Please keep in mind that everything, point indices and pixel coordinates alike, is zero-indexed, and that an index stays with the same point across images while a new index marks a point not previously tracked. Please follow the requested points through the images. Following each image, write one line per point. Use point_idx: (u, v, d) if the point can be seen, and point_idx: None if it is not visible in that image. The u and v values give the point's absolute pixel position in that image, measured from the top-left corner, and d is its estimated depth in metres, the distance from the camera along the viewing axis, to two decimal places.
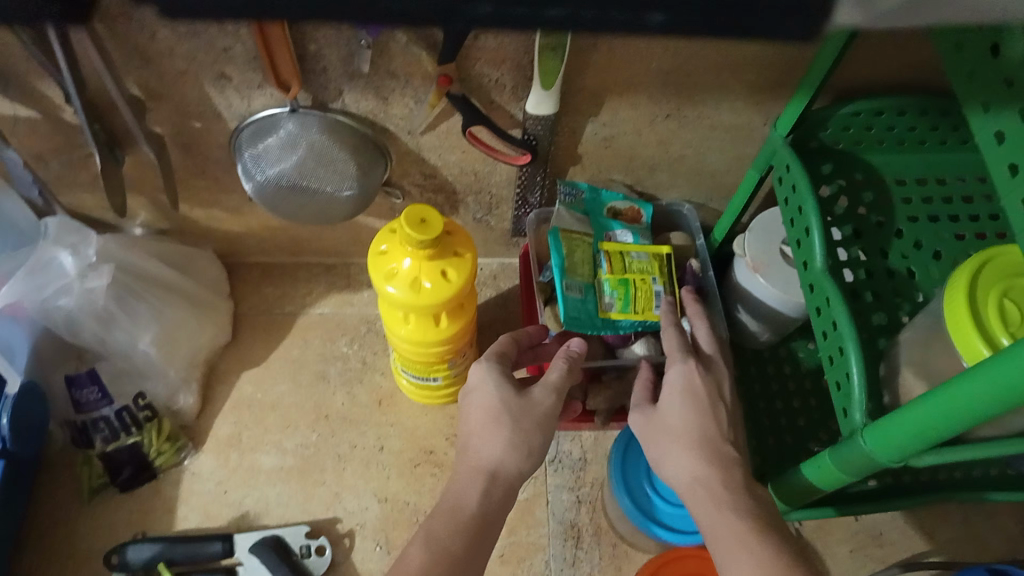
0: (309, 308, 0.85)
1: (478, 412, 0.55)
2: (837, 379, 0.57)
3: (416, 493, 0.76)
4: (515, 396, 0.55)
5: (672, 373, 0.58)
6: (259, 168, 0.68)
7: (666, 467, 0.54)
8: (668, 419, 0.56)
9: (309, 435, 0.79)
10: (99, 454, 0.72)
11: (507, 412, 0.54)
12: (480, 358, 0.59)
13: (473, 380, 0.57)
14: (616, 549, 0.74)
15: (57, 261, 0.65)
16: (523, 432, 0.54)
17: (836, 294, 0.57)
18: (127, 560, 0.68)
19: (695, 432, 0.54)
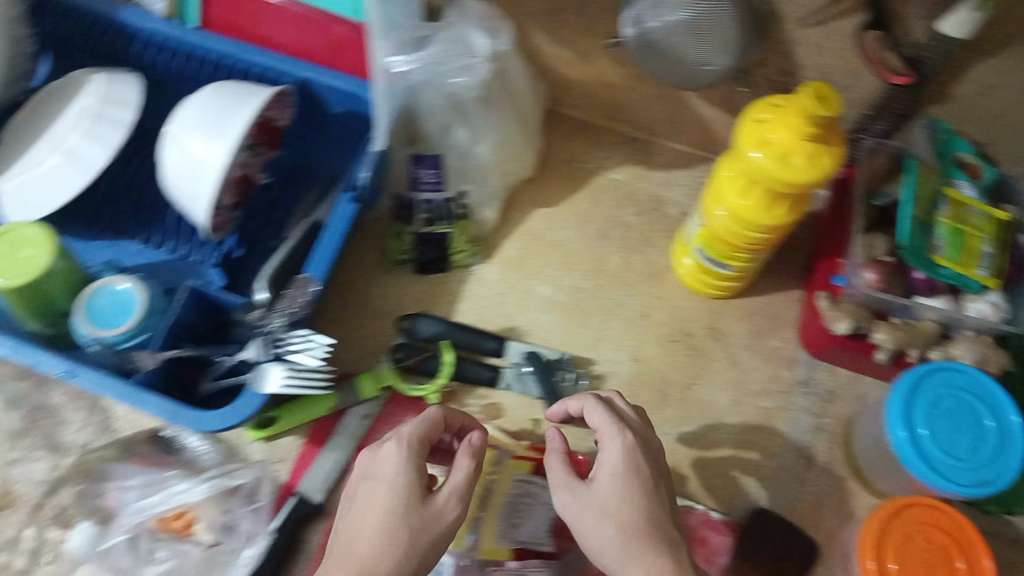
0: (608, 170, 0.87)
1: (385, 503, 0.55)
2: None
3: (669, 367, 0.79)
4: (416, 510, 0.56)
5: (607, 449, 0.59)
6: (645, 16, 0.68)
7: (588, 538, 0.56)
8: (600, 499, 0.57)
9: (583, 281, 0.83)
10: (415, 231, 0.79)
11: (403, 527, 0.55)
12: (397, 436, 0.58)
13: (386, 468, 0.57)
14: (844, 481, 0.76)
15: (469, 39, 0.65)
16: (414, 550, 0.54)
17: None
18: (417, 329, 0.76)
19: (626, 521, 0.56)
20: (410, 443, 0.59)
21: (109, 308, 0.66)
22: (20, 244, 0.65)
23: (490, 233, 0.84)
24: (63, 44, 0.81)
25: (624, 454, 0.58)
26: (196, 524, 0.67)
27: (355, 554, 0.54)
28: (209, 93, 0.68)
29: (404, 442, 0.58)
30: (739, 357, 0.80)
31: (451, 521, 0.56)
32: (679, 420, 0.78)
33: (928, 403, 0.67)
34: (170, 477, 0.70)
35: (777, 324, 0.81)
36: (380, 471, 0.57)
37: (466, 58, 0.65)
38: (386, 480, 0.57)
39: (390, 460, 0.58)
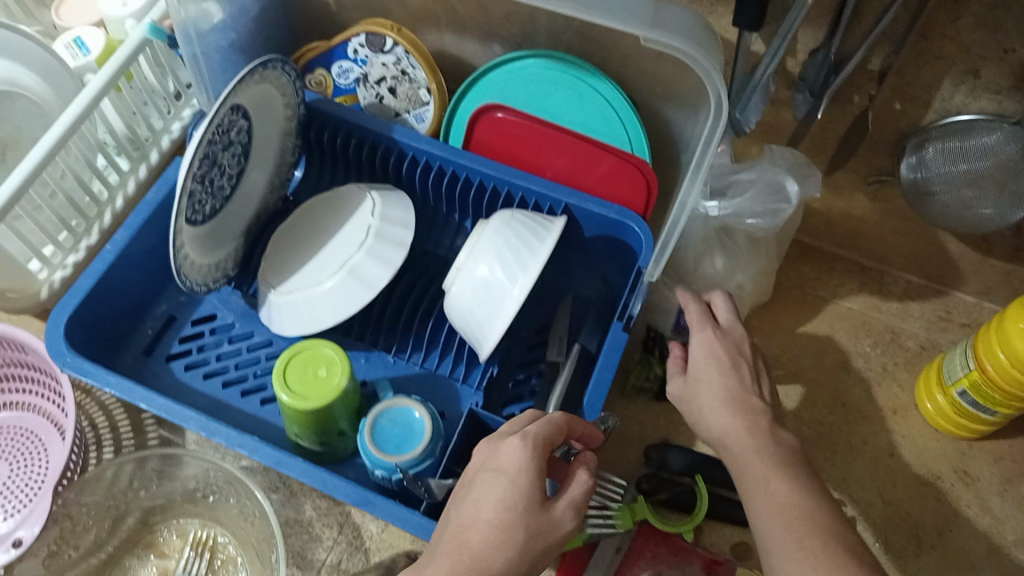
0: (840, 298, 0.87)
1: (503, 503, 0.53)
2: None
3: (921, 509, 0.76)
4: (534, 511, 0.53)
5: (697, 340, 0.65)
6: (934, 162, 0.71)
7: (701, 424, 0.62)
8: (700, 386, 0.63)
9: (824, 413, 0.81)
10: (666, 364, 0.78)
11: (516, 524, 0.52)
12: (521, 435, 0.55)
13: (508, 463, 0.54)
14: None
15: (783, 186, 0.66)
16: (526, 555, 0.52)
17: None
18: (666, 460, 0.74)
19: (721, 390, 0.62)
20: (534, 443, 0.55)
21: (397, 432, 0.65)
22: (316, 363, 0.65)
23: None
24: (323, 153, 0.84)
25: (711, 342, 0.65)
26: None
27: (468, 543, 0.52)
28: (502, 223, 0.68)
29: (528, 442, 0.55)
30: (993, 504, 0.77)
31: (566, 530, 0.54)
32: (935, 569, 0.74)
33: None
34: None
35: None
36: (499, 466, 0.54)
37: (776, 203, 0.65)
38: (507, 476, 0.54)
39: (512, 456, 0.55)
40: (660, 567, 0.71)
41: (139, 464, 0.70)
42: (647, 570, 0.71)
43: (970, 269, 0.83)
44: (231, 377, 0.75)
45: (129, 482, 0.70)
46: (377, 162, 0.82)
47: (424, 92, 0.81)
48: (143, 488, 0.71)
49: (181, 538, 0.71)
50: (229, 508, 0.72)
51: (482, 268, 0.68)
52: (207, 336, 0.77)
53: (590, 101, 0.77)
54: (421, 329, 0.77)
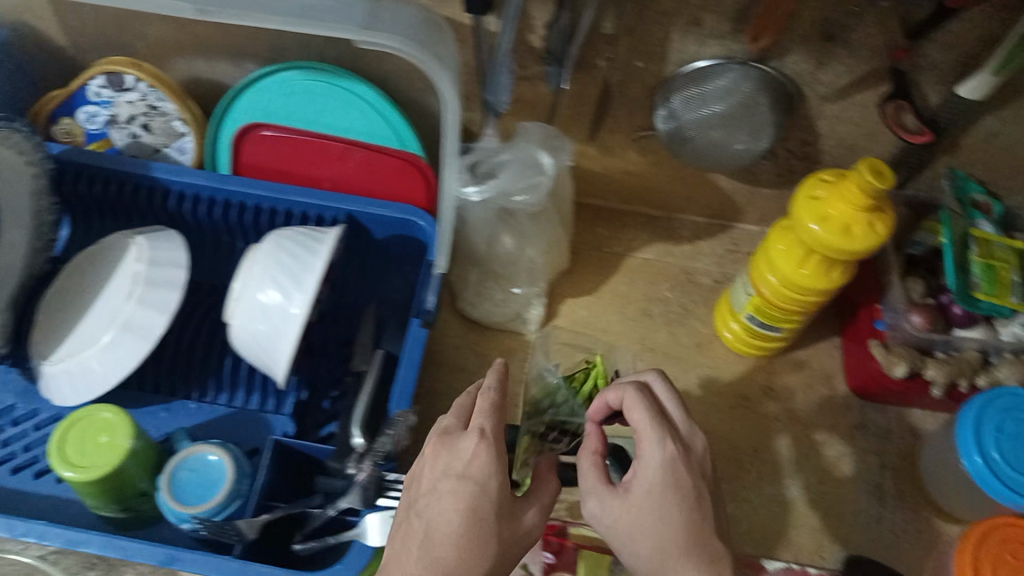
0: (636, 251, 0.91)
1: (472, 514, 0.52)
2: None
3: (734, 430, 0.82)
4: (504, 514, 0.54)
5: (647, 459, 0.55)
6: (686, 110, 0.74)
7: (629, 547, 0.54)
8: (641, 510, 0.53)
9: (636, 362, 0.85)
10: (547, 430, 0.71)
11: (486, 526, 0.52)
12: (480, 434, 0.54)
13: (473, 469, 0.53)
14: (919, 515, 0.79)
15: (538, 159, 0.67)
16: (496, 562, 0.53)
17: None
18: None
19: (675, 539, 0.53)
20: (493, 441, 0.55)
21: (197, 480, 0.64)
22: (95, 430, 0.62)
23: (537, 331, 0.85)
24: (88, 208, 0.79)
25: (670, 473, 0.54)
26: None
27: (439, 559, 0.52)
28: (271, 244, 0.67)
29: (488, 440, 0.54)
30: (797, 411, 0.83)
31: (532, 527, 0.55)
32: (756, 484, 0.79)
33: (994, 425, 0.72)
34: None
35: (824, 373, 0.85)
36: (461, 470, 0.54)
37: (535, 175, 0.67)
38: (475, 482, 0.53)
39: (471, 457, 0.54)
40: None
41: None
42: None
43: (743, 202, 0.89)
44: (20, 462, 0.70)
45: None
46: (145, 203, 0.78)
47: (179, 123, 0.77)
48: None
49: None
50: None
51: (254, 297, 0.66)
52: None
53: (353, 105, 0.74)
54: (221, 367, 0.75)
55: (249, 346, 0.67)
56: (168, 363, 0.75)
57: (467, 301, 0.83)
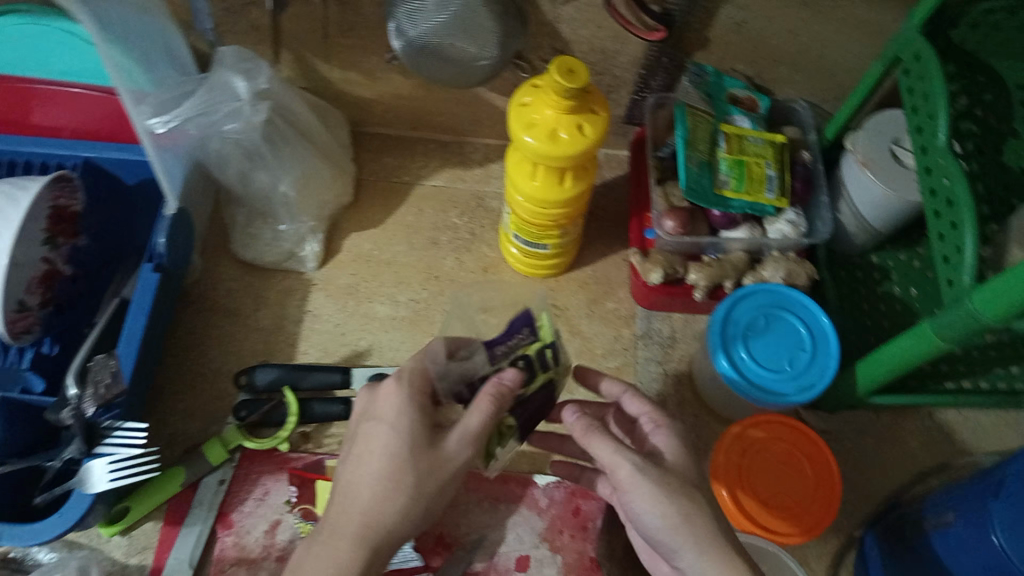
0: (425, 178, 0.90)
1: (385, 454, 0.50)
2: (949, 276, 0.61)
3: None
4: (423, 448, 0.51)
5: (658, 433, 0.55)
6: (412, 24, 0.72)
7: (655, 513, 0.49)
8: (670, 466, 0.52)
9: (420, 292, 0.84)
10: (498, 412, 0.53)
11: (403, 458, 0.50)
12: (396, 374, 0.53)
13: (386, 410, 0.51)
14: (699, 421, 0.79)
15: (232, 84, 0.69)
16: (417, 495, 0.50)
17: (939, 205, 0.63)
18: (254, 381, 0.75)
19: (705, 489, 0.51)
20: (410, 381, 0.53)
21: None
22: None
23: (317, 269, 0.84)
24: None
25: (677, 438, 0.55)
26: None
27: (361, 503, 0.50)
28: None
29: (404, 382, 0.53)
30: (582, 327, 0.83)
31: (460, 461, 0.51)
32: None
33: (744, 325, 0.71)
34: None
35: (611, 288, 0.85)
36: (377, 414, 0.52)
37: (232, 103, 0.69)
38: (387, 420, 0.51)
39: (388, 398, 0.52)
40: (268, 483, 0.74)
41: None
42: (255, 489, 0.74)
43: None
44: None
45: None
46: None
47: None
48: None
49: None
50: None
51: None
52: None
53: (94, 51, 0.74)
54: None
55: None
56: None
57: (240, 242, 0.83)
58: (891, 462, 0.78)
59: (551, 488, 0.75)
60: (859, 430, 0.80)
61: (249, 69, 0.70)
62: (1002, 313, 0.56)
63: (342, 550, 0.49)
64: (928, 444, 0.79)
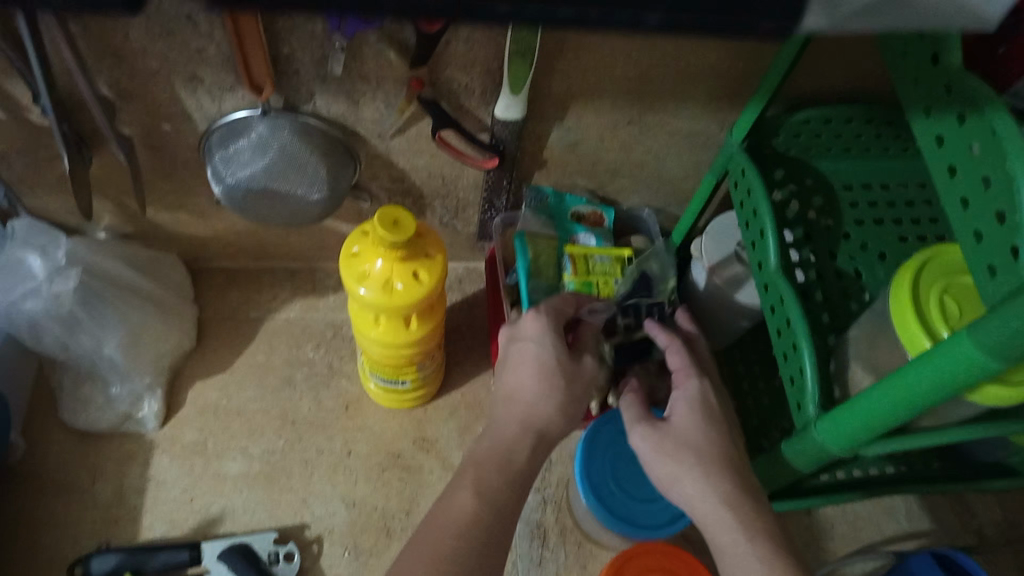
0: (275, 312, 0.85)
1: (533, 364, 0.59)
2: (797, 398, 0.61)
3: (384, 497, 0.77)
4: (567, 360, 0.60)
5: (686, 391, 0.59)
6: (229, 172, 0.67)
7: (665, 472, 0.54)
8: (683, 434, 0.56)
9: (275, 440, 0.78)
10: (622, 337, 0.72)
11: (558, 374, 0.59)
12: (536, 309, 0.62)
13: (530, 332, 0.61)
14: (581, 548, 0.77)
15: (26, 263, 0.66)
16: (570, 397, 0.59)
17: (780, 324, 0.63)
18: (90, 570, 0.67)
19: (706, 447, 0.55)
20: (548, 317, 0.62)
21: None
22: None
23: (159, 428, 0.78)
24: None
25: (699, 408, 0.57)
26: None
27: (528, 409, 0.57)
28: None
29: (542, 316, 0.62)
30: (453, 459, 0.79)
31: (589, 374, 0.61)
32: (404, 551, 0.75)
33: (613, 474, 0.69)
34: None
35: (480, 412, 0.82)
36: (523, 335, 0.61)
37: (28, 283, 0.65)
38: (534, 342, 0.60)
39: (532, 324, 0.61)
40: None
41: None
42: None
43: None
44: None
45: None
46: None
47: None
48: None
49: None
50: None
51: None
52: None
53: None
54: None
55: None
56: None
57: (67, 410, 0.76)
58: None
59: None
60: None
61: (46, 243, 0.67)
62: (847, 442, 0.56)
63: (512, 440, 0.56)
64: (808, 540, 0.80)
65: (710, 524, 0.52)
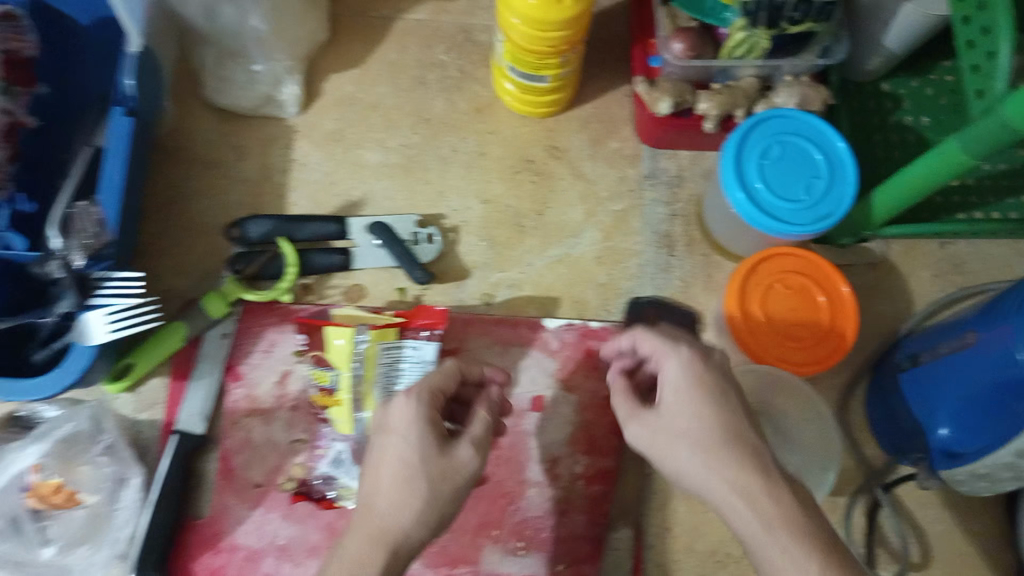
0: (407, 12, 0.82)
1: (400, 461, 0.53)
2: (979, 88, 0.58)
3: (518, 197, 0.78)
4: (436, 456, 0.53)
5: (664, 370, 0.55)
6: None
7: (667, 462, 0.52)
8: (677, 417, 0.53)
9: (411, 136, 0.78)
10: (778, 37, 0.68)
11: (420, 473, 0.53)
12: (409, 390, 0.56)
13: (394, 420, 0.55)
14: (708, 260, 0.77)
15: None
16: (430, 501, 0.52)
17: (975, 12, 0.59)
18: (247, 234, 0.71)
19: (708, 432, 0.51)
20: (421, 394, 0.56)
21: None
22: None
23: (298, 114, 0.78)
24: None
25: (684, 366, 0.54)
26: (62, 479, 0.64)
27: (380, 519, 0.51)
28: None
29: (415, 396, 0.56)
30: (584, 169, 0.79)
31: (468, 467, 0.54)
32: (537, 247, 0.76)
33: (759, 154, 0.68)
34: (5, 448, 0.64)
35: (613, 127, 0.80)
36: (387, 425, 0.55)
37: None
38: (399, 434, 0.54)
39: (401, 414, 0.55)
40: (273, 335, 0.72)
41: None
42: (261, 342, 0.72)
43: None
44: None
45: None
46: None
47: None
48: None
49: None
50: None
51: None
52: None
53: None
54: None
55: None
56: None
57: (211, 89, 0.76)
58: (898, 293, 0.79)
59: (562, 330, 0.74)
60: (869, 262, 0.80)
61: None
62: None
63: (362, 555, 0.49)
64: (938, 274, 0.80)
65: (707, 488, 0.50)
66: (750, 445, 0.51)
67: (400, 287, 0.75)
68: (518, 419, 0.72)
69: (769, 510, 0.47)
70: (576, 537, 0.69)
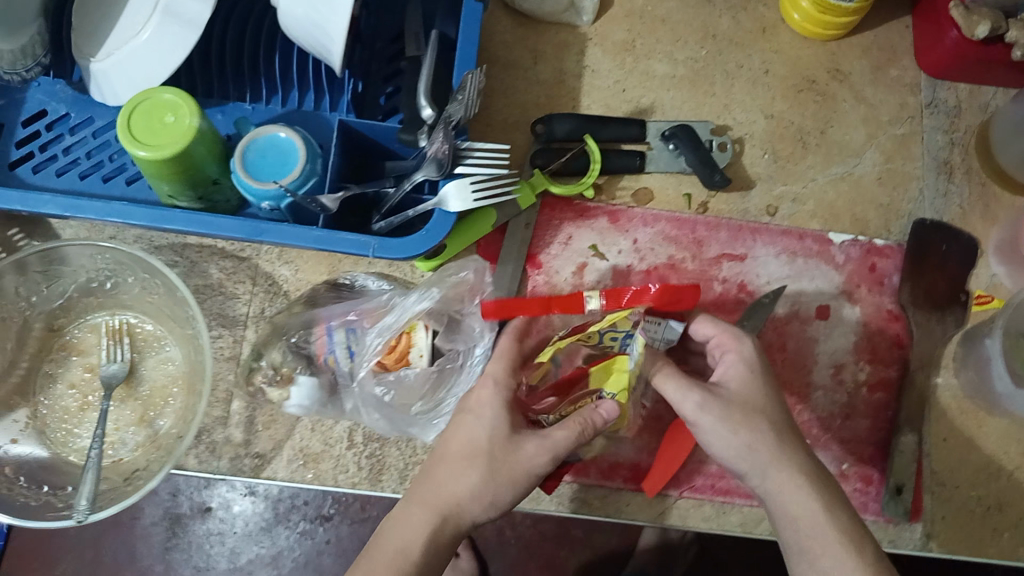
0: None
1: (475, 445, 0.58)
2: None
3: (801, 115, 0.79)
4: (504, 443, 0.57)
5: (731, 356, 0.61)
6: None
7: (733, 445, 0.58)
8: (740, 399, 0.59)
9: (698, 51, 0.80)
10: None
11: (485, 455, 0.57)
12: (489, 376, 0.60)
13: (479, 406, 0.59)
14: (986, 189, 0.78)
15: None
16: (494, 484, 0.57)
17: None
18: (553, 131, 0.74)
19: (775, 418, 0.59)
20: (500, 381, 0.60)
21: (267, 159, 0.63)
22: (161, 110, 0.62)
23: (591, 23, 0.80)
24: None
25: (745, 361, 0.61)
26: (426, 331, 0.65)
27: (435, 484, 0.58)
28: None
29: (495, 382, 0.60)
30: (865, 94, 0.80)
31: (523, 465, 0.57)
32: (819, 165, 0.78)
33: None
34: (386, 296, 0.68)
35: (894, 55, 0.81)
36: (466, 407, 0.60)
37: None
38: (476, 415, 0.59)
39: (479, 394, 0.60)
40: (570, 229, 0.75)
41: (19, 272, 0.68)
42: (558, 234, 0.75)
43: None
44: (86, 168, 0.73)
45: (17, 290, 0.69)
46: None
47: None
48: (34, 294, 0.70)
49: (94, 331, 0.71)
50: (130, 288, 0.70)
51: (202, 7, 0.66)
52: (46, 134, 0.73)
53: None
54: (272, 63, 0.73)
55: (165, 70, 0.67)
56: (216, 66, 0.73)
57: None
58: None
59: (848, 246, 0.76)
60: None
61: None
62: None
63: (413, 533, 0.56)
64: None
65: (781, 495, 0.57)
66: (806, 450, 0.59)
67: (687, 194, 0.76)
68: (804, 326, 0.74)
69: (831, 512, 0.57)
70: (860, 440, 0.73)
